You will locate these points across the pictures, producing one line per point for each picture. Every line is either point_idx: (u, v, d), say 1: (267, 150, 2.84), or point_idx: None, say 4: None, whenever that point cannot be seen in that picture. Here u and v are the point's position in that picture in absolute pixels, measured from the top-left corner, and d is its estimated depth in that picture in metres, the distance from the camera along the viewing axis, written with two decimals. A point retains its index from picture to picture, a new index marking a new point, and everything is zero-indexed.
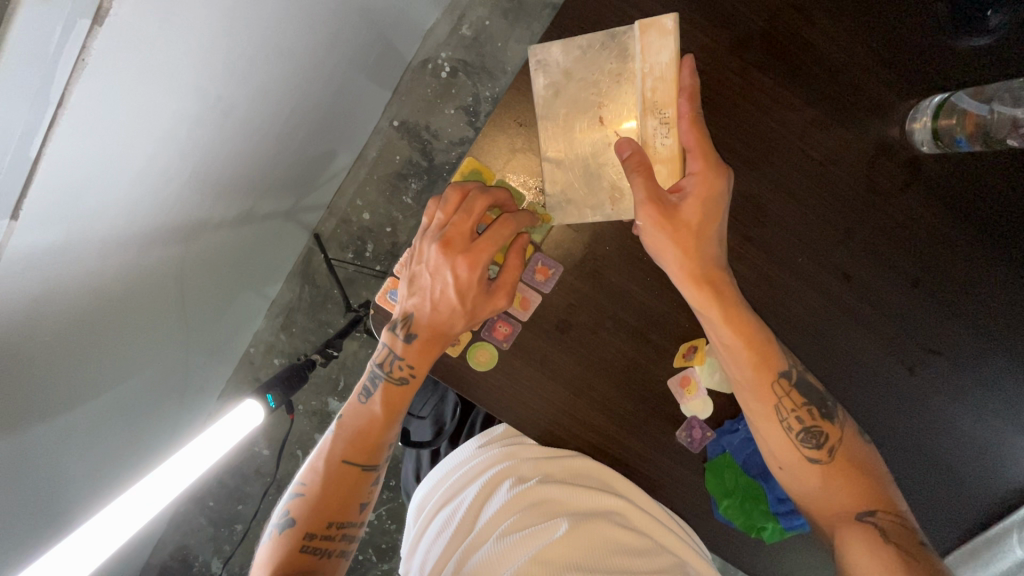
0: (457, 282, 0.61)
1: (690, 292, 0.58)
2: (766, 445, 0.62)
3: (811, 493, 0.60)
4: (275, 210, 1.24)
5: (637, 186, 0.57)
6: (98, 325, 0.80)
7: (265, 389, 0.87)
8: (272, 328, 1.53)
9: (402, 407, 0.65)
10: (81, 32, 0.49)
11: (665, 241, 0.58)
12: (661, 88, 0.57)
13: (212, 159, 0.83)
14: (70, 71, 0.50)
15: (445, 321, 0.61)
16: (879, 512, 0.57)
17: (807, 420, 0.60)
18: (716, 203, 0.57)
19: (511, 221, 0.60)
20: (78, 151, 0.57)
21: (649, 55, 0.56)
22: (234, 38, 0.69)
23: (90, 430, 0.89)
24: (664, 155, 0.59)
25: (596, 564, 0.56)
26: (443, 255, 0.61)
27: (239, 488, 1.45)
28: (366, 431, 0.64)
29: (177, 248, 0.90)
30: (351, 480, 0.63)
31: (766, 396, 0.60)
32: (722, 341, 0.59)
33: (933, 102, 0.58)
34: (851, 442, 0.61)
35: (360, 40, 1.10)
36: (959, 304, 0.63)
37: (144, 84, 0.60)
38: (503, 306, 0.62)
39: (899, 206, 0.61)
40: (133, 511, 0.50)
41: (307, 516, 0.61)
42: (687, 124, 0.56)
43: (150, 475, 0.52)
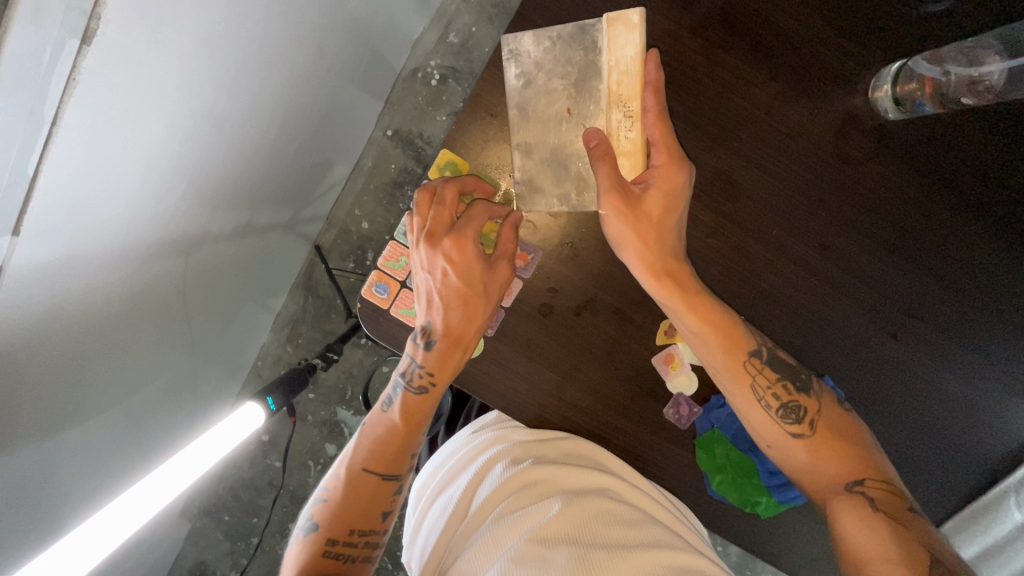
0: (456, 265, 0.61)
1: (650, 286, 0.60)
2: (748, 423, 0.63)
3: (799, 461, 0.61)
4: (274, 222, 1.26)
5: (601, 174, 0.58)
6: (101, 339, 0.82)
7: (266, 393, 0.90)
8: (278, 340, 1.56)
9: (426, 412, 0.66)
10: (71, 53, 0.51)
11: (626, 231, 0.59)
12: (626, 82, 0.57)
13: (207, 172, 0.86)
14: (63, 90, 0.53)
15: (462, 322, 0.62)
16: (867, 481, 0.58)
17: (784, 396, 0.61)
18: (677, 196, 0.59)
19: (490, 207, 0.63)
20: (74, 167, 0.60)
21: (615, 49, 0.57)
22: (221, 51, 0.72)
23: (97, 443, 0.92)
24: (628, 148, 0.59)
25: (591, 538, 0.56)
26: (431, 248, 0.62)
27: (253, 500, 1.47)
28: (386, 441, 0.65)
29: (178, 262, 0.93)
30: (372, 488, 0.65)
31: (740, 377, 0.61)
32: (689, 329, 0.60)
33: (891, 69, 0.59)
34: (829, 412, 0.61)
35: (348, 52, 1.12)
36: (937, 266, 0.64)
37: (136, 100, 0.63)
38: (508, 274, 0.62)
39: (868, 172, 0.62)
40: (133, 510, 0.51)
41: (330, 522, 0.63)
42: (653, 118, 0.58)
43: (153, 472, 0.54)
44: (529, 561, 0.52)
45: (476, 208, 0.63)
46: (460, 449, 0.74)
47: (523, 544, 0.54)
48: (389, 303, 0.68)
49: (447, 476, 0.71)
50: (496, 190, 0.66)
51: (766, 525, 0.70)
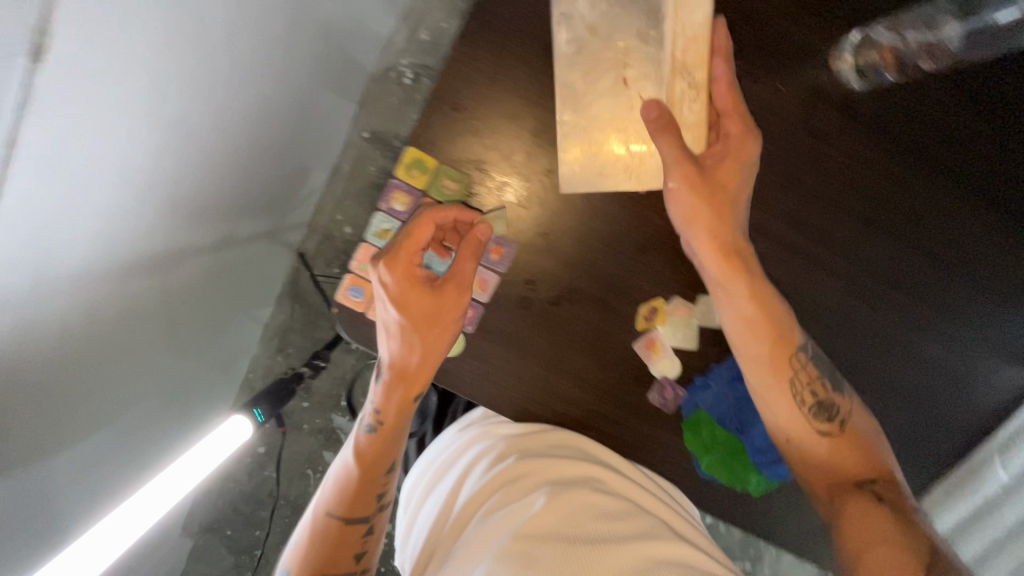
0: (389, 293, 0.60)
1: (717, 265, 0.59)
2: (773, 418, 0.61)
3: (819, 455, 0.60)
4: (256, 232, 1.25)
5: (664, 147, 0.56)
6: (83, 362, 0.81)
7: (252, 405, 0.89)
8: (269, 351, 1.55)
9: (378, 452, 0.66)
10: (21, 70, 0.50)
11: (694, 206, 0.58)
12: (692, 49, 0.57)
13: (180, 185, 0.84)
14: (16, 110, 0.51)
15: (402, 359, 0.62)
16: (879, 481, 0.58)
17: (820, 395, 0.61)
18: (746, 168, 0.59)
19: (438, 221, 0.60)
20: (36, 188, 0.58)
21: (683, 14, 0.56)
22: (184, 61, 0.70)
23: (86, 468, 0.90)
24: (691, 120, 0.59)
25: (578, 532, 0.55)
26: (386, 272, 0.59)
27: (255, 513, 1.46)
28: (345, 482, 0.65)
29: (158, 279, 0.91)
30: (340, 533, 0.64)
31: (783, 369, 0.60)
32: (744, 312, 0.60)
33: (851, 39, 0.60)
34: (860, 418, 0.61)
35: (317, 55, 1.11)
36: (909, 234, 0.64)
37: (98, 115, 0.61)
38: (456, 301, 0.60)
39: (836, 144, 0.62)
40: (112, 538, 0.49)
41: (301, 568, 0.62)
42: (722, 87, 0.58)
43: (143, 488, 0.53)
44: (517, 560, 0.51)
45: (422, 224, 0.59)
46: (448, 447, 0.74)
47: (509, 543, 0.54)
48: (367, 306, 0.66)
49: (436, 476, 0.71)
50: (464, 184, 0.64)
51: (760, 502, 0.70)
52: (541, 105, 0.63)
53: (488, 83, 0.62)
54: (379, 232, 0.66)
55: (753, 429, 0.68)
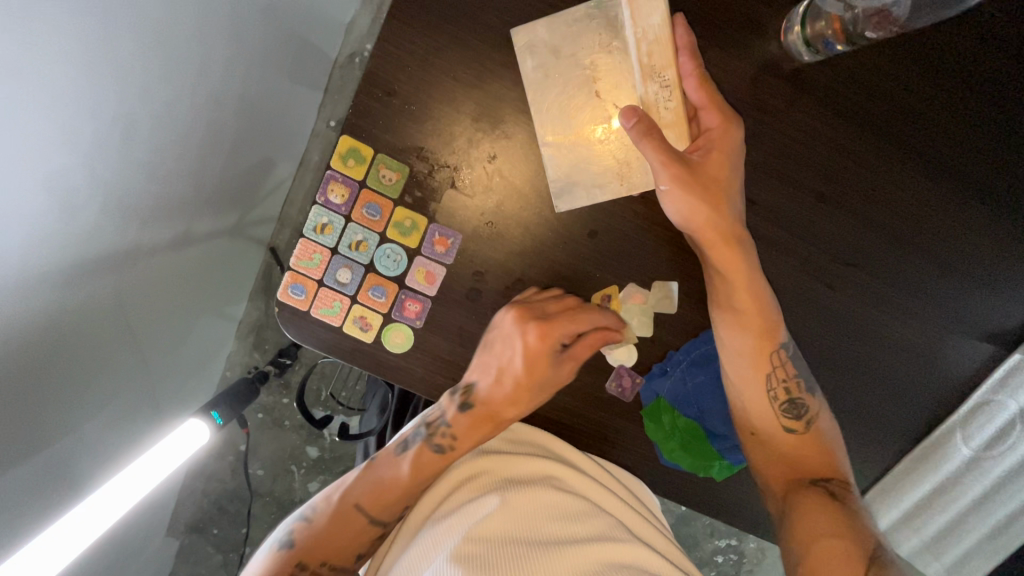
0: (526, 351, 0.60)
1: (722, 253, 0.59)
2: (745, 411, 0.63)
3: (784, 450, 0.63)
4: (219, 228, 1.21)
5: (649, 151, 0.55)
6: (43, 372, 0.78)
7: (211, 407, 0.86)
8: (244, 349, 1.53)
9: (432, 476, 0.62)
10: None
11: (694, 202, 0.57)
12: (657, 51, 0.56)
13: (127, 182, 0.81)
14: None
15: (502, 404, 0.61)
16: (834, 480, 0.61)
17: (793, 392, 0.62)
18: (732, 157, 0.58)
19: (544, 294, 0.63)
20: None
21: (640, 19, 0.56)
22: (116, 51, 0.67)
23: (69, 475, 0.88)
24: (671, 119, 0.58)
25: (532, 533, 0.54)
26: (516, 322, 0.60)
27: (240, 511, 1.44)
28: (388, 487, 0.61)
29: (111, 281, 0.88)
30: (357, 527, 0.61)
31: (762, 364, 0.62)
32: (734, 306, 0.60)
33: (799, 10, 0.56)
34: (825, 417, 0.63)
35: (272, 42, 1.07)
36: (865, 210, 0.63)
37: (18, 110, 0.58)
38: (564, 377, 0.62)
39: (789, 120, 0.60)
40: (53, 551, 0.46)
41: (304, 545, 0.59)
42: (693, 84, 0.57)
43: (96, 492, 0.51)
44: (471, 557, 0.49)
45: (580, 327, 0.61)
46: None
47: (461, 541, 0.51)
48: (310, 304, 0.63)
49: None
50: (404, 173, 0.61)
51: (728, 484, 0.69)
52: (482, 86, 0.60)
53: (425, 66, 0.59)
54: (317, 227, 0.61)
55: (711, 411, 0.68)
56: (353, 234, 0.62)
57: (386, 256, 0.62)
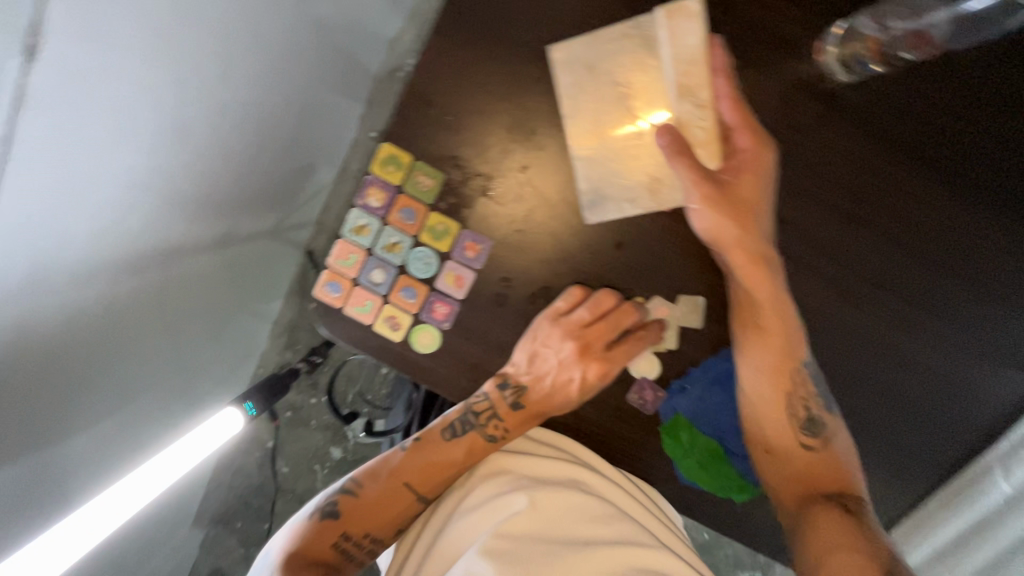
0: (585, 382, 0.65)
1: (744, 270, 0.59)
2: (761, 425, 0.63)
3: (797, 466, 0.62)
4: (259, 229, 1.27)
5: (682, 168, 0.57)
6: (85, 354, 0.83)
7: (244, 398, 0.90)
8: (277, 347, 1.58)
9: (483, 461, 0.66)
10: (12, 70, 0.51)
11: (722, 220, 0.59)
12: (694, 71, 0.57)
13: (179, 181, 0.86)
14: (9, 108, 0.53)
15: (558, 408, 0.66)
16: (848, 499, 0.59)
17: (812, 410, 0.62)
18: (764, 177, 0.58)
19: (593, 302, 0.64)
20: (30, 184, 0.60)
21: (677, 40, 0.56)
22: (178, 60, 0.72)
23: (93, 458, 0.93)
24: (702, 138, 0.59)
25: (561, 530, 0.58)
26: (579, 358, 0.64)
27: (263, 505, 1.48)
28: (437, 466, 0.64)
29: (157, 274, 0.93)
30: (402, 500, 0.63)
31: (782, 381, 0.61)
32: (756, 321, 0.60)
33: (835, 30, 0.57)
34: (844, 439, 0.62)
35: (319, 55, 1.12)
36: (897, 231, 0.61)
37: (90, 113, 0.63)
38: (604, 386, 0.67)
39: (819, 138, 0.60)
40: (84, 530, 0.49)
41: (351, 514, 0.61)
42: (728, 105, 0.57)
43: (125, 478, 0.54)
44: (500, 553, 0.53)
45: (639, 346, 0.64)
46: None
47: (491, 535, 0.55)
48: (344, 301, 0.65)
49: None
50: (438, 180, 0.63)
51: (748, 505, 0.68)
52: (516, 99, 0.62)
53: (461, 79, 0.62)
54: (355, 228, 0.64)
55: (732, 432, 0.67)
56: (387, 237, 0.64)
57: (417, 257, 0.64)
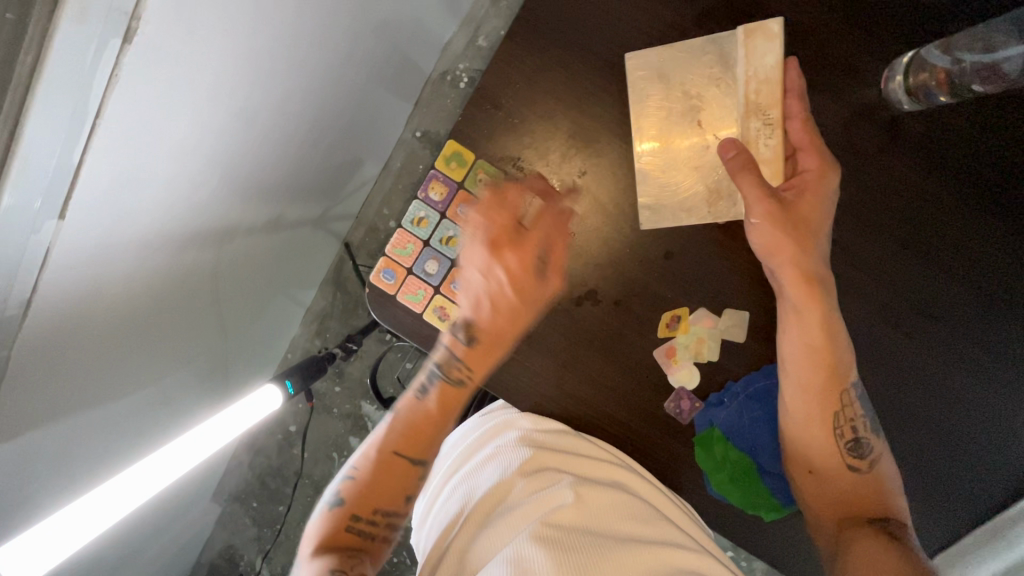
0: (513, 279, 0.59)
1: (797, 292, 0.58)
2: (806, 446, 0.62)
3: (843, 489, 0.61)
4: (305, 217, 1.31)
5: (746, 184, 0.57)
6: (137, 321, 0.87)
7: (284, 376, 0.94)
8: (308, 334, 1.63)
9: (459, 403, 0.66)
10: (113, 51, 0.54)
11: (782, 239, 0.58)
12: (766, 90, 0.58)
13: (239, 164, 0.90)
14: (105, 85, 0.56)
15: (507, 325, 0.61)
16: (895, 522, 0.58)
17: (860, 432, 0.61)
18: (825, 202, 0.58)
19: (484, 204, 0.60)
20: (114, 156, 0.63)
21: (754, 59, 0.58)
22: (251, 48, 0.75)
23: (128, 422, 0.96)
24: (768, 156, 0.59)
25: (607, 527, 0.57)
26: (489, 255, 0.59)
27: (281, 486, 1.52)
28: (419, 426, 0.65)
29: (210, 252, 0.98)
30: (401, 470, 0.65)
31: (831, 403, 0.60)
32: (806, 341, 0.59)
33: (904, 59, 0.57)
34: (888, 461, 0.62)
35: (377, 54, 1.16)
36: (952, 264, 0.61)
37: (172, 93, 0.66)
38: (554, 290, 0.60)
39: (879, 164, 0.61)
40: (141, 483, 0.52)
41: (355, 499, 0.64)
42: (797, 125, 0.58)
43: (179, 438, 0.57)
44: (547, 542, 0.53)
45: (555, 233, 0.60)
46: (471, 435, 0.76)
47: (538, 526, 0.55)
48: (397, 289, 0.68)
49: (457, 461, 0.73)
50: (498, 178, 0.66)
51: (774, 526, 0.68)
52: (577, 107, 0.65)
53: (527, 84, 0.64)
54: (414, 219, 0.68)
55: (764, 448, 0.68)
56: (446, 230, 0.68)
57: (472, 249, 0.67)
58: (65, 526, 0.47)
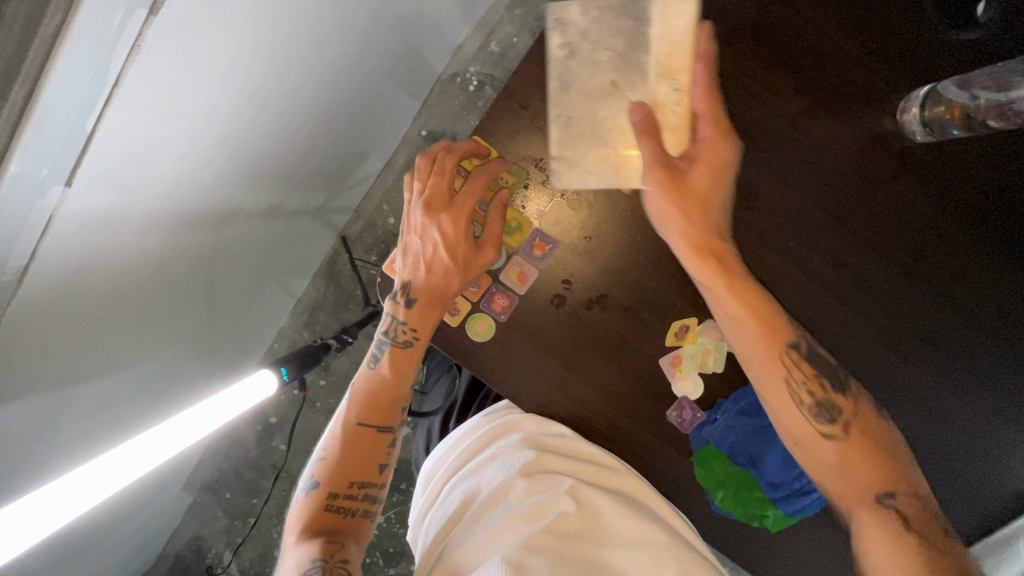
0: (445, 239, 0.64)
1: (693, 265, 0.59)
2: (778, 421, 0.60)
3: (830, 465, 0.56)
4: (305, 207, 1.30)
5: (643, 150, 0.58)
6: (130, 297, 0.85)
7: (279, 363, 0.92)
8: (296, 325, 1.59)
9: (411, 367, 0.69)
10: (138, 20, 0.53)
11: (671, 209, 0.59)
12: (677, 54, 0.57)
13: (247, 146, 0.88)
14: (127, 54, 0.55)
15: (440, 281, 0.65)
16: (899, 495, 0.53)
17: (819, 394, 0.58)
18: (721, 172, 0.60)
19: (437, 170, 0.65)
20: (129, 126, 0.62)
21: (668, 20, 0.56)
22: (272, 29, 0.74)
23: (111, 399, 0.94)
24: (674, 123, 0.59)
25: (602, 533, 0.60)
26: (427, 216, 0.65)
27: (256, 478, 1.49)
28: (378, 394, 0.68)
29: (209, 233, 0.96)
30: (370, 442, 0.68)
31: (777, 368, 0.58)
32: (728, 313, 0.59)
33: (921, 92, 0.59)
34: (866, 416, 0.58)
35: (392, 49, 1.17)
36: (954, 292, 0.63)
37: (191, 68, 0.65)
38: (492, 259, 0.65)
39: (889, 192, 0.63)
40: (141, 455, 0.50)
41: (330, 478, 0.66)
42: (699, 90, 0.58)
43: (183, 413, 0.55)
44: (544, 552, 0.55)
45: (481, 185, 0.65)
46: (474, 433, 0.75)
47: (538, 535, 0.57)
48: None
49: (456, 462, 0.73)
50: (520, 178, 0.68)
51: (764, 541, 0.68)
52: None
53: None
54: None
55: (764, 461, 0.68)
56: None
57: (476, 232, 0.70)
58: (60, 496, 0.45)
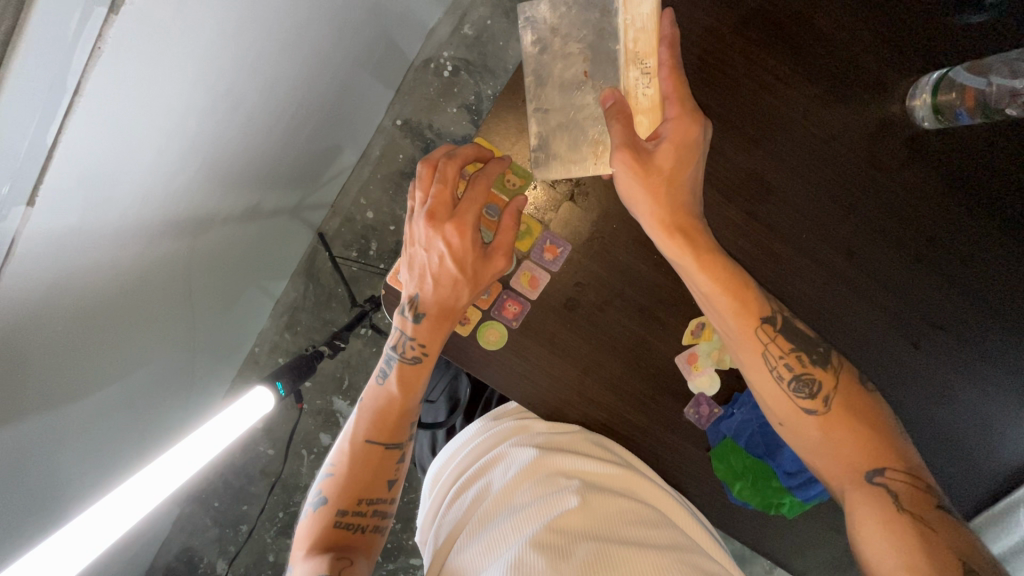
0: (452, 251, 0.62)
1: (661, 242, 0.59)
2: (759, 397, 0.60)
3: (812, 439, 0.57)
4: (281, 206, 1.22)
5: (614, 133, 0.58)
6: (106, 315, 0.79)
7: (275, 377, 0.84)
8: (276, 327, 1.50)
9: (421, 383, 0.67)
10: (97, 20, 0.47)
11: (635, 187, 0.58)
12: (643, 39, 0.58)
13: (222, 150, 0.82)
14: (87, 58, 0.49)
15: (450, 294, 0.63)
16: (887, 471, 0.54)
17: (797, 367, 0.58)
18: (687, 151, 0.57)
19: (439, 178, 0.62)
20: (93, 139, 0.55)
21: (631, 7, 0.58)
22: (244, 22, 0.67)
23: (91, 423, 0.88)
24: (645, 105, 0.60)
25: (615, 532, 0.56)
26: (431, 227, 0.62)
27: (245, 486, 1.44)
28: (387, 410, 0.66)
29: (186, 240, 0.89)
30: (377, 458, 0.65)
31: (752, 344, 0.59)
32: (700, 290, 0.59)
33: (932, 78, 0.59)
34: (846, 388, 0.58)
35: (364, 37, 1.09)
36: (961, 276, 0.64)
37: (160, 71, 0.58)
38: (503, 267, 0.63)
39: (899, 180, 0.62)
40: (149, 488, 0.46)
41: (337, 494, 0.64)
42: (666, 72, 0.57)
43: (193, 433, 0.51)
44: (550, 549, 0.52)
45: (486, 191, 0.62)
46: (478, 437, 0.73)
47: (542, 532, 0.54)
48: None
49: (462, 466, 0.70)
50: (529, 180, 0.66)
51: (776, 523, 0.70)
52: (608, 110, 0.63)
53: (561, 83, 0.62)
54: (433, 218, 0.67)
55: (781, 451, 0.69)
56: None
57: (485, 237, 0.68)
58: (61, 552, 0.41)
